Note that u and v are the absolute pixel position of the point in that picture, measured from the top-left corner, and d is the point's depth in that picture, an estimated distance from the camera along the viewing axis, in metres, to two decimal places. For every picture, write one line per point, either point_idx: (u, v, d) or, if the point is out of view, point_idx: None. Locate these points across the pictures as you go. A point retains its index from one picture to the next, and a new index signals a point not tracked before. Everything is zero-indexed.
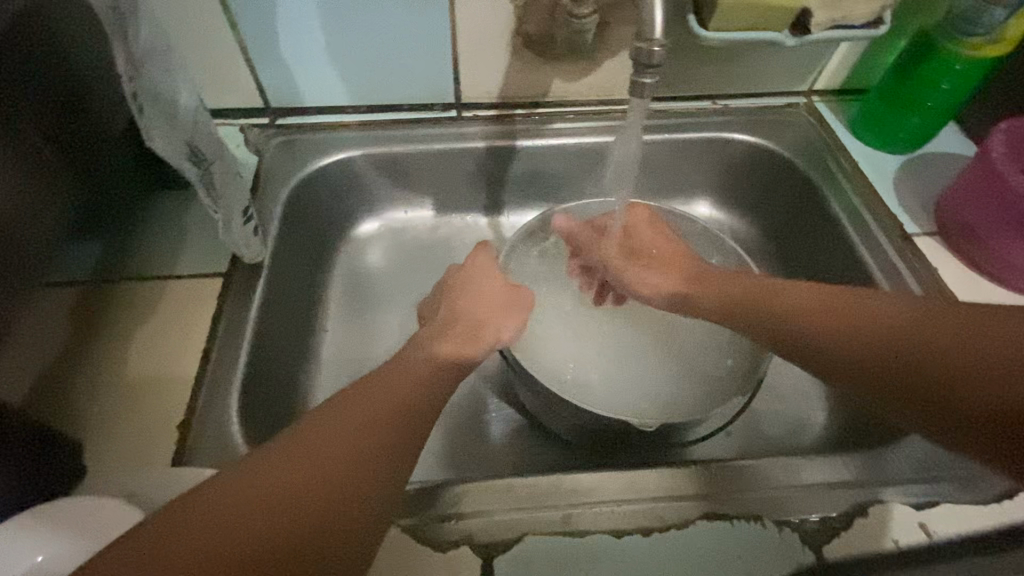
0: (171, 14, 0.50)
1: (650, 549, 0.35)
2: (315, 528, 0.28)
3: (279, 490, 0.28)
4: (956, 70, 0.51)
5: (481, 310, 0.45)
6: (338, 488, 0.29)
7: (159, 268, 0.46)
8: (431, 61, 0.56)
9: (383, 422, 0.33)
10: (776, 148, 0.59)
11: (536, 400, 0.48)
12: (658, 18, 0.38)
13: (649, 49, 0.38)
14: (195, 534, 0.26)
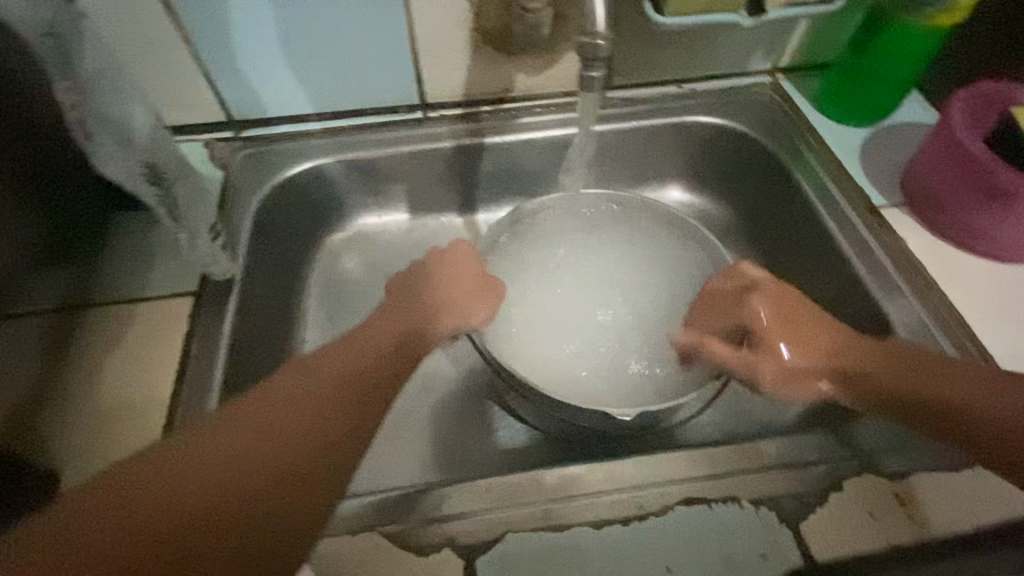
0: (122, 34, 0.49)
1: (631, 539, 0.35)
2: (260, 479, 0.31)
3: (230, 452, 0.31)
4: (917, 39, 0.51)
5: (446, 294, 0.46)
6: (285, 449, 0.32)
7: (125, 291, 0.46)
8: (392, 64, 0.55)
9: (334, 391, 0.36)
10: (742, 129, 0.59)
11: (518, 397, 0.49)
12: (599, 12, 0.39)
13: (593, 44, 0.39)
14: (145, 482, 0.29)
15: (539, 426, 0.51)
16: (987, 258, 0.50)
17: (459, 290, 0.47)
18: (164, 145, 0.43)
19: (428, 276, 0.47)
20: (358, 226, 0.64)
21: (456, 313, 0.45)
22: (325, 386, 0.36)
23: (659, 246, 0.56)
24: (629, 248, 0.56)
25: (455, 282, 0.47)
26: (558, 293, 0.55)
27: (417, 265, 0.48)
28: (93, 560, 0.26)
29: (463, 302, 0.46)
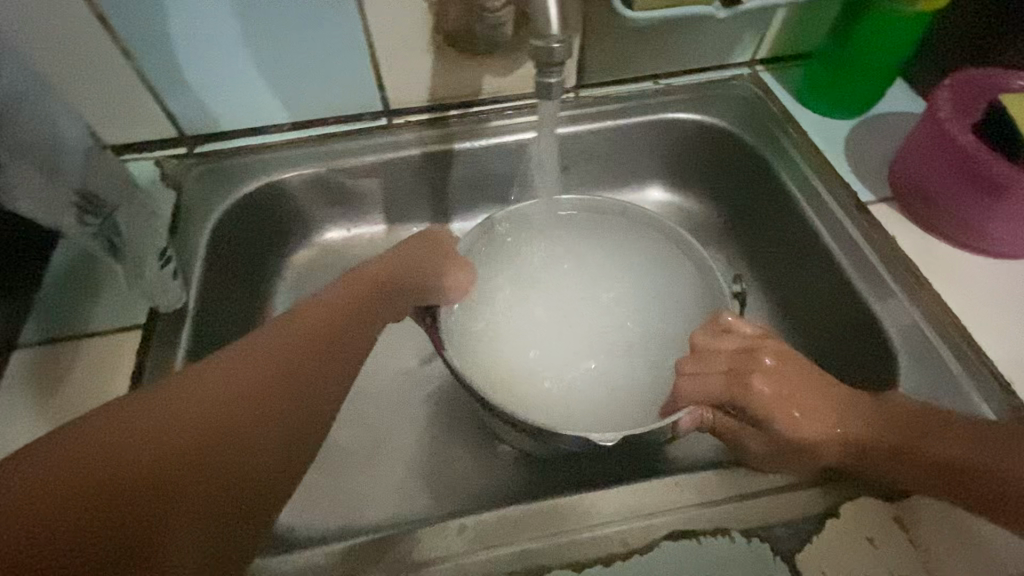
0: (54, 48, 0.46)
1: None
2: (216, 423, 0.30)
3: (179, 405, 0.30)
4: (899, 26, 0.48)
5: (412, 275, 0.42)
6: (258, 391, 0.32)
7: (70, 327, 0.43)
8: (350, 71, 0.52)
9: (306, 342, 0.35)
10: (723, 124, 0.56)
11: (500, 426, 0.45)
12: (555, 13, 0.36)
13: (550, 47, 0.36)
14: (109, 434, 0.28)
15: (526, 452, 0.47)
16: (981, 255, 0.48)
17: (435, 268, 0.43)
18: (98, 166, 0.40)
19: (401, 258, 0.42)
20: (323, 241, 0.61)
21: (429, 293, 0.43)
22: (292, 338, 0.35)
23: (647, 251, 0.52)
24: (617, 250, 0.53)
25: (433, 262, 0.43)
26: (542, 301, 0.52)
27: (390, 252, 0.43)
28: (104, 475, 0.27)
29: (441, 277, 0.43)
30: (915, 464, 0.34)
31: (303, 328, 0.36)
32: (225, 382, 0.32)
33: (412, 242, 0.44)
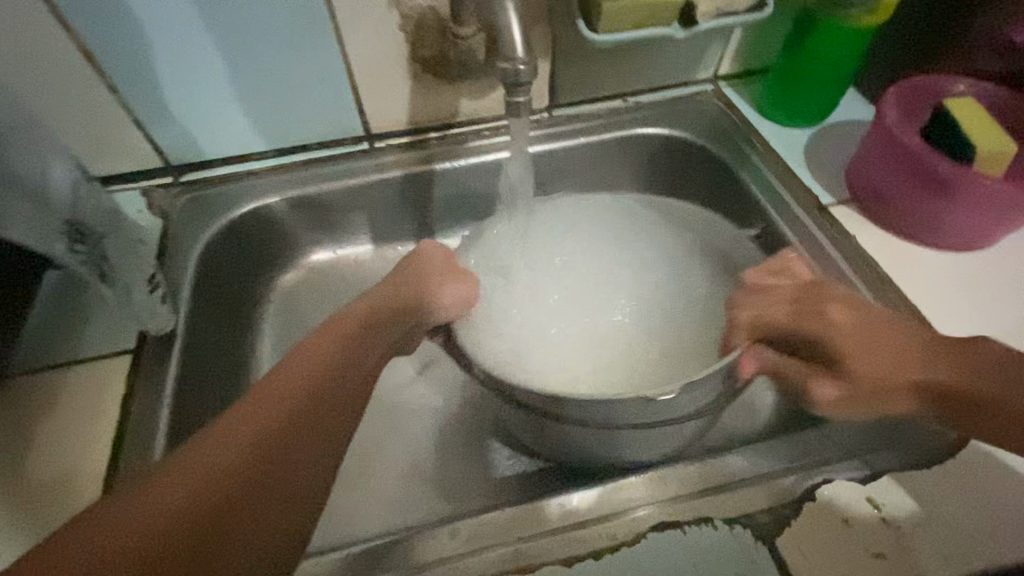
0: (42, 85, 0.47)
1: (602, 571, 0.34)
2: (211, 501, 0.28)
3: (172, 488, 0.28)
4: (845, 40, 0.52)
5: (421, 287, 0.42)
6: (251, 461, 0.30)
7: (58, 355, 0.43)
8: (332, 98, 0.54)
9: (300, 401, 0.33)
10: (689, 137, 0.59)
11: (524, 426, 0.43)
12: (517, 36, 0.39)
13: (515, 69, 0.39)
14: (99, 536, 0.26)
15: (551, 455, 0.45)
16: (937, 249, 0.51)
17: (427, 287, 0.42)
18: (86, 199, 0.41)
19: (386, 296, 0.41)
20: (308, 263, 0.62)
21: (426, 311, 0.42)
22: (283, 397, 0.33)
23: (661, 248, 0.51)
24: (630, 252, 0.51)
25: (425, 284, 0.42)
26: (551, 310, 0.50)
27: (367, 292, 0.42)
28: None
29: (432, 296, 0.42)
30: (994, 406, 0.34)
31: (284, 391, 0.33)
32: (198, 466, 0.29)
33: (399, 275, 0.44)
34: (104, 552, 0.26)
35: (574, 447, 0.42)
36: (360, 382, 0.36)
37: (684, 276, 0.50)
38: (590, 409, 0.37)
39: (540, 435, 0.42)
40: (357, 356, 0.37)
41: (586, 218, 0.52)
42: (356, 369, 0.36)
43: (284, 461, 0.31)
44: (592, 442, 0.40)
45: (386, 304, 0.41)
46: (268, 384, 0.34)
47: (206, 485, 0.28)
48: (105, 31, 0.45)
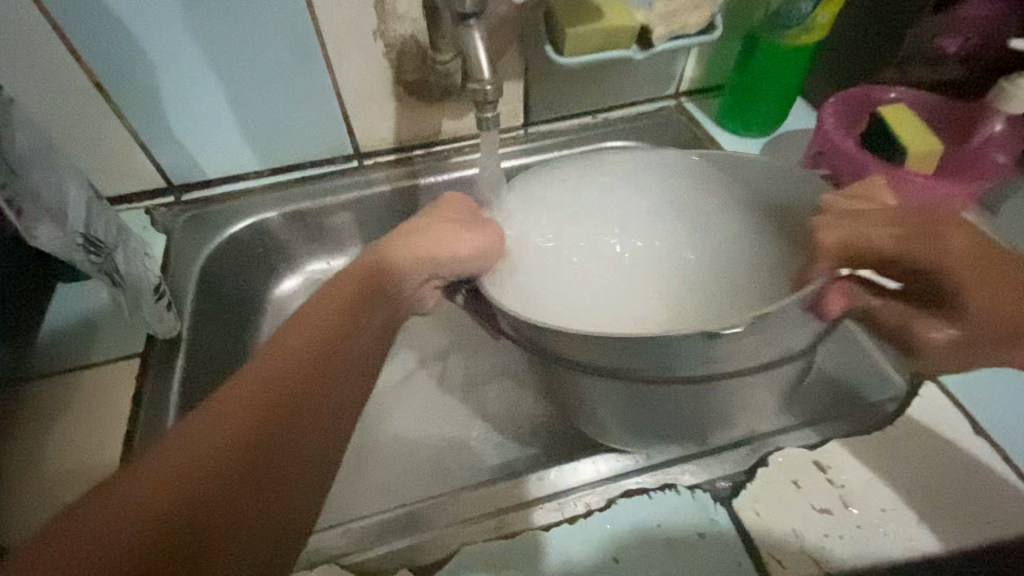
0: (55, 114, 0.51)
1: (575, 531, 0.37)
2: (241, 453, 0.28)
3: (198, 445, 0.27)
4: (787, 58, 0.58)
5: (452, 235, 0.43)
6: (275, 414, 0.30)
7: (70, 361, 0.47)
8: (323, 121, 0.59)
9: (317, 355, 0.33)
10: (654, 149, 0.65)
11: (583, 388, 0.41)
12: (484, 60, 0.44)
13: (484, 88, 0.44)
14: (125, 500, 0.25)
15: (611, 421, 0.43)
16: None
17: (446, 238, 0.42)
18: (97, 215, 0.45)
19: (399, 254, 0.41)
20: (305, 274, 0.66)
21: (446, 262, 0.42)
22: (300, 353, 0.33)
23: (717, 198, 0.52)
24: (687, 201, 0.53)
25: (444, 235, 0.42)
26: (597, 275, 0.54)
27: (377, 249, 0.42)
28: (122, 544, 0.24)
29: (452, 248, 0.42)
30: None
31: (300, 344, 0.33)
32: (223, 425, 0.28)
33: (412, 232, 0.43)
34: (143, 518, 0.25)
35: (638, 404, 0.40)
36: (368, 340, 0.37)
37: (741, 225, 0.51)
38: (668, 352, 0.35)
39: (602, 395, 0.41)
40: (365, 315, 0.37)
41: (609, 187, 0.53)
42: (365, 328, 0.37)
43: (306, 415, 0.31)
44: (658, 396, 0.39)
45: (400, 260, 0.41)
46: (276, 346, 0.33)
47: (234, 438, 0.28)
48: (115, 64, 0.49)
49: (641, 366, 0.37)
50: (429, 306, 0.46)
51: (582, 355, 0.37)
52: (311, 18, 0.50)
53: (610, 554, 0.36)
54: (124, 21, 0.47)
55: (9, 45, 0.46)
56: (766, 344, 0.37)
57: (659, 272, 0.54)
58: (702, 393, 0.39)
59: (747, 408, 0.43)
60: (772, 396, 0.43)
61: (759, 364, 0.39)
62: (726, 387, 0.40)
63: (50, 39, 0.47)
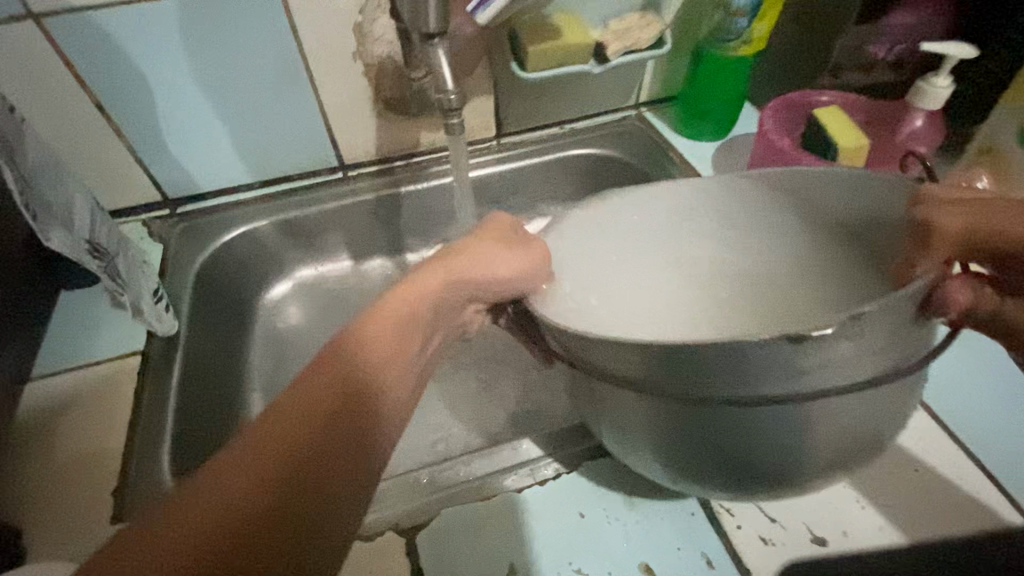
0: (59, 134, 0.56)
1: (546, 492, 0.44)
2: (261, 522, 0.24)
3: (212, 511, 0.23)
4: (732, 68, 0.63)
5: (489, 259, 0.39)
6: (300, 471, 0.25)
7: (75, 359, 0.50)
8: (309, 135, 0.63)
9: (345, 398, 0.28)
10: (617, 154, 0.70)
11: (632, 420, 0.35)
12: (448, 74, 0.49)
13: (447, 99, 0.50)
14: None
15: (654, 454, 0.36)
16: None
17: (481, 259, 0.39)
18: (98, 224, 0.49)
19: (425, 288, 0.36)
20: (296, 279, 0.71)
21: (483, 286, 0.39)
22: (325, 394, 0.28)
23: (800, 213, 0.43)
24: (778, 213, 0.44)
25: (481, 260, 0.39)
26: (654, 291, 0.47)
27: (409, 279, 0.36)
28: None
29: (491, 270, 0.38)
30: None
31: (325, 384, 0.28)
32: (268, 444, 0.25)
33: (452, 254, 0.39)
34: (182, 542, 0.22)
35: (691, 436, 0.33)
36: (411, 368, 0.33)
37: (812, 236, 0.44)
38: (730, 367, 0.29)
39: (647, 417, 0.34)
40: (405, 341, 0.33)
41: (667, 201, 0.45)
42: (403, 358, 0.32)
43: (357, 432, 0.28)
44: (717, 427, 0.32)
45: (424, 297, 0.36)
46: (320, 365, 0.29)
47: (251, 504, 0.24)
48: (115, 87, 0.54)
49: (700, 381, 0.30)
50: (473, 329, 0.44)
51: (628, 360, 0.31)
52: (295, 41, 0.55)
53: (577, 511, 0.43)
54: (125, 46, 0.51)
55: (18, 71, 0.51)
56: (857, 364, 0.29)
57: (716, 294, 0.47)
58: (777, 432, 0.32)
59: (832, 464, 0.34)
60: (866, 446, 0.35)
61: (847, 394, 0.31)
62: (812, 425, 0.32)
63: (55, 64, 0.51)
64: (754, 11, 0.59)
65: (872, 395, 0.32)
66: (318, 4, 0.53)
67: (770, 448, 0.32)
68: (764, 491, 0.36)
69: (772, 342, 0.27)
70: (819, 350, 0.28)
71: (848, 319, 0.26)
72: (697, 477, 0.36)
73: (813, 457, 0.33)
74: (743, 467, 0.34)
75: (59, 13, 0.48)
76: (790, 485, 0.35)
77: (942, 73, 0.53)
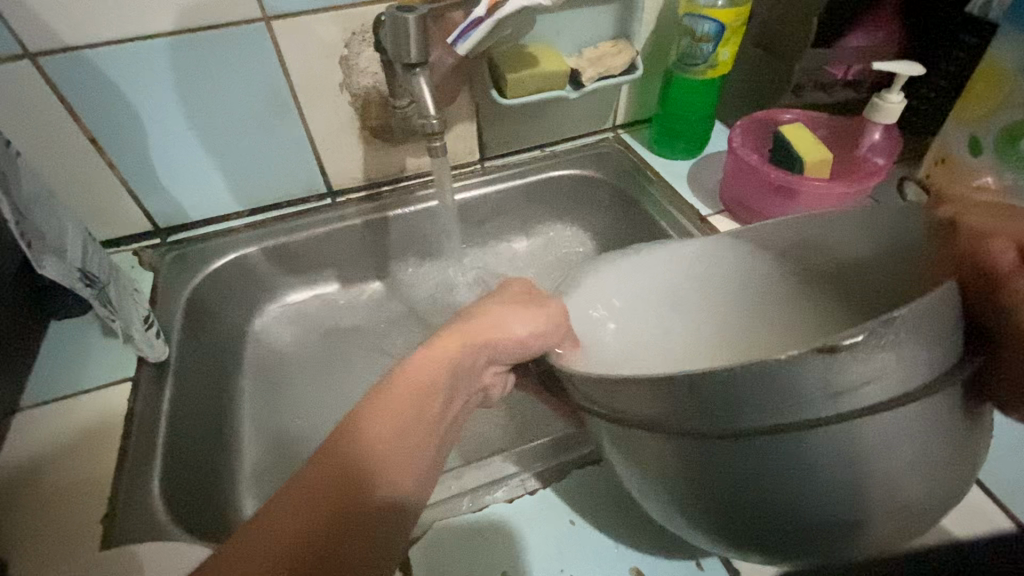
0: (51, 167, 0.57)
1: (537, 503, 0.44)
2: None
3: None
4: (701, 90, 0.67)
5: (504, 314, 0.41)
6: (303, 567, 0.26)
7: (65, 388, 0.50)
8: (298, 163, 0.65)
9: (348, 490, 0.29)
10: (596, 174, 0.73)
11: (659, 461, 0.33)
12: (430, 101, 0.51)
13: (430, 124, 0.52)
14: None
15: (681, 506, 0.33)
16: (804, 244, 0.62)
17: (499, 322, 0.40)
18: (90, 253, 0.50)
19: (441, 356, 0.37)
20: (286, 303, 0.72)
21: (498, 349, 0.39)
22: (330, 486, 0.29)
23: (819, 250, 0.42)
24: (796, 252, 0.43)
25: (500, 323, 0.40)
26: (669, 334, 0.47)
27: (426, 347, 0.37)
28: None
29: (507, 331, 0.39)
30: None
31: (332, 477, 0.29)
32: (293, 512, 0.28)
33: (470, 321, 0.40)
34: None
35: (736, 480, 0.30)
36: (432, 436, 0.34)
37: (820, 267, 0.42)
38: (774, 395, 0.26)
39: (683, 463, 0.31)
40: (426, 407, 0.34)
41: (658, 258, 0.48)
42: (421, 426, 0.33)
43: (373, 494, 0.29)
44: (766, 467, 0.29)
45: (439, 367, 0.36)
46: (339, 438, 0.31)
47: None
48: (108, 123, 0.56)
49: (738, 411, 0.27)
50: (493, 394, 0.44)
51: (652, 394, 0.30)
52: (284, 75, 0.58)
53: (568, 518, 0.43)
54: (118, 84, 0.53)
55: (11, 108, 0.52)
56: (907, 378, 0.27)
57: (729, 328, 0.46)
58: (840, 468, 0.28)
59: (909, 511, 0.30)
60: (943, 488, 0.31)
61: (909, 417, 0.27)
62: (876, 466, 0.28)
63: (49, 101, 0.53)
64: (718, 37, 0.62)
65: (938, 416, 0.28)
66: (306, 40, 0.56)
67: (820, 498, 0.29)
68: (834, 549, 0.31)
69: (805, 360, 0.25)
70: (861, 361, 0.25)
71: (879, 326, 0.25)
72: (752, 537, 0.32)
73: (887, 501, 0.29)
74: (807, 521, 0.29)
75: (53, 52, 0.50)
76: (863, 542, 0.31)
77: (894, 89, 0.57)
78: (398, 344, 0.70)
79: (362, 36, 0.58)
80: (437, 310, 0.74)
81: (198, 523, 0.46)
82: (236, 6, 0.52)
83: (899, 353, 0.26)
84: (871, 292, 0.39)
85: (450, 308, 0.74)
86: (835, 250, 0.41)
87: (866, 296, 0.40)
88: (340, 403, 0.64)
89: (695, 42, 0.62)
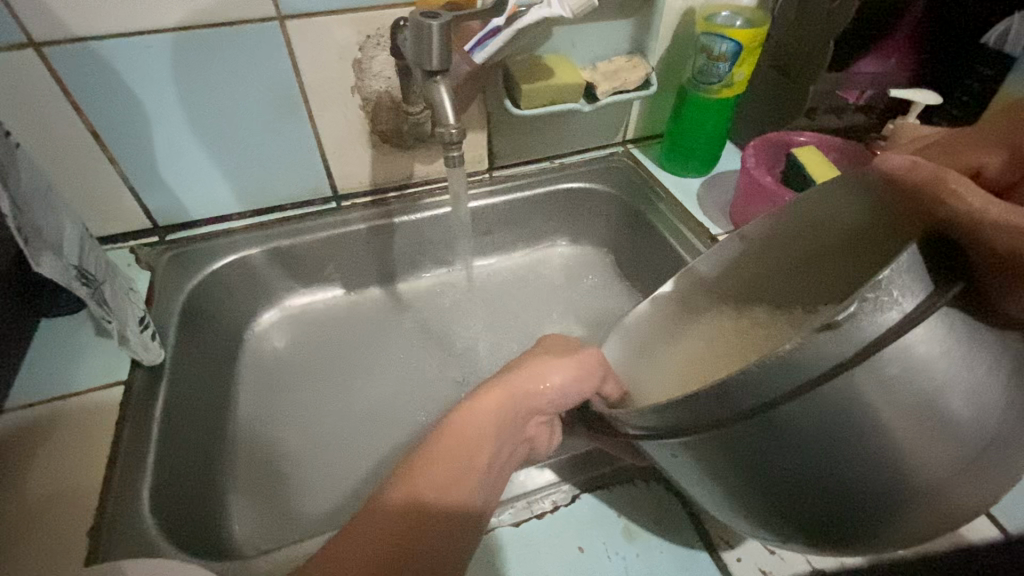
0: (50, 161, 0.55)
1: (542, 527, 0.43)
2: None
3: None
4: (713, 109, 0.66)
5: (538, 357, 0.40)
6: None
7: (52, 391, 0.48)
8: (305, 165, 0.64)
9: (383, 534, 0.28)
10: (606, 187, 0.72)
11: (697, 468, 0.32)
12: (448, 108, 0.50)
13: (448, 131, 0.51)
14: None
15: (722, 506, 0.33)
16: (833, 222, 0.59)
17: (537, 370, 0.38)
18: (87, 251, 0.48)
19: (478, 409, 0.35)
20: (285, 307, 0.70)
21: (539, 404, 0.38)
22: (365, 532, 0.28)
23: (820, 221, 0.43)
24: (803, 230, 0.44)
25: (538, 373, 0.38)
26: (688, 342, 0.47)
27: (467, 399, 0.36)
28: None
29: (543, 381, 0.38)
30: None
31: (369, 525, 0.29)
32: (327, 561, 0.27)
33: (505, 372, 0.38)
34: None
35: (767, 455, 0.29)
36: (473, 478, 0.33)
37: (827, 239, 0.43)
38: (795, 383, 0.27)
39: (713, 445, 0.30)
40: (462, 449, 0.33)
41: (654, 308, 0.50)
42: (463, 467, 0.32)
43: (400, 532, 0.29)
44: (799, 438, 0.28)
45: (473, 413, 0.35)
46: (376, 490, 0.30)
47: None
48: (113, 118, 0.54)
49: (761, 384, 0.27)
50: (539, 447, 0.41)
51: (681, 408, 0.30)
52: (296, 75, 0.57)
53: (576, 544, 0.42)
54: (124, 77, 0.52)
55: (11, 100, 0.50)
56: (944, 372, 0.26)
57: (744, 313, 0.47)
58: (881, 442, 0.27)
59: (948, 508, 0.29)
60: (980, 493, 0.29)
61: (951, 403, 0.27)
62: (918, 476, 0.27)
63: (53, 92, 0.51)
64: (736, 58, 0.61)
65: (984, 435, 0.28)
66: (321, 41, 0.55)
67: (860, 500, 0.28)
68: (874, 546, 0.30)
69: (815, 345, 0.26)
70: (869, 327, 0.26)
71: (873, 296, 0.25)
72: (787, 524, 0.31)
73: (928, 502, 0.28)
74: (847, 502, 0.28)
75: (60, 42, 0.48)
76: (904, 538, 0.30)
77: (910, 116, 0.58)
78: (399, 353, 0.69)
79: (377, 40, 0.57)
80: (440, 320, 0.72)
81: (190, 538, 0.44)
82: (251, 4, 0.51)
83: (933, 335, 0.26)
84: (864, 249, 0.41)
85: (453, 318, 0.73)
86: (819, 225, 0.43)
87: (857, 251, 0.41)
88: (338, 411, 0.63)
89: (712, 60, 0.62)
